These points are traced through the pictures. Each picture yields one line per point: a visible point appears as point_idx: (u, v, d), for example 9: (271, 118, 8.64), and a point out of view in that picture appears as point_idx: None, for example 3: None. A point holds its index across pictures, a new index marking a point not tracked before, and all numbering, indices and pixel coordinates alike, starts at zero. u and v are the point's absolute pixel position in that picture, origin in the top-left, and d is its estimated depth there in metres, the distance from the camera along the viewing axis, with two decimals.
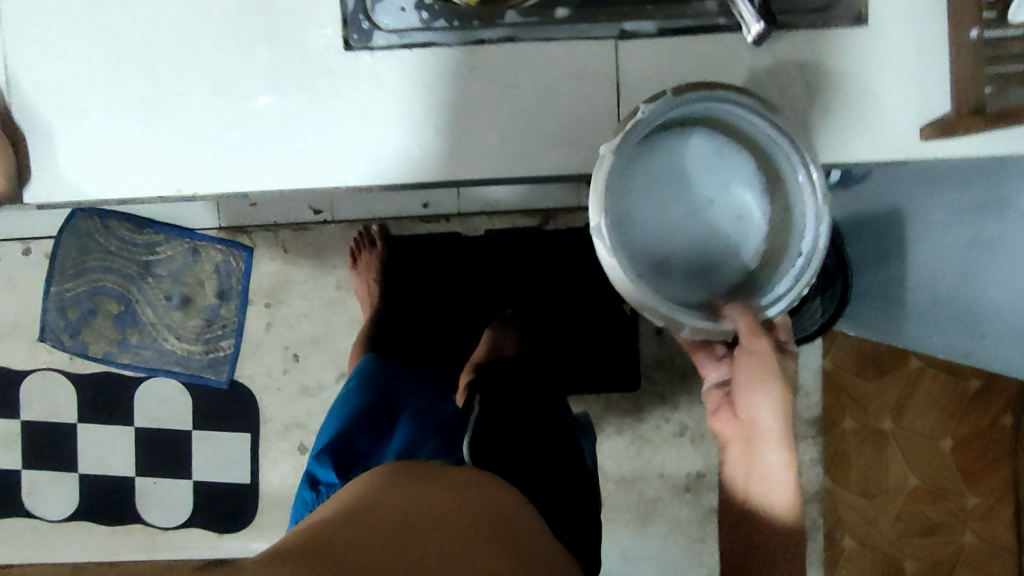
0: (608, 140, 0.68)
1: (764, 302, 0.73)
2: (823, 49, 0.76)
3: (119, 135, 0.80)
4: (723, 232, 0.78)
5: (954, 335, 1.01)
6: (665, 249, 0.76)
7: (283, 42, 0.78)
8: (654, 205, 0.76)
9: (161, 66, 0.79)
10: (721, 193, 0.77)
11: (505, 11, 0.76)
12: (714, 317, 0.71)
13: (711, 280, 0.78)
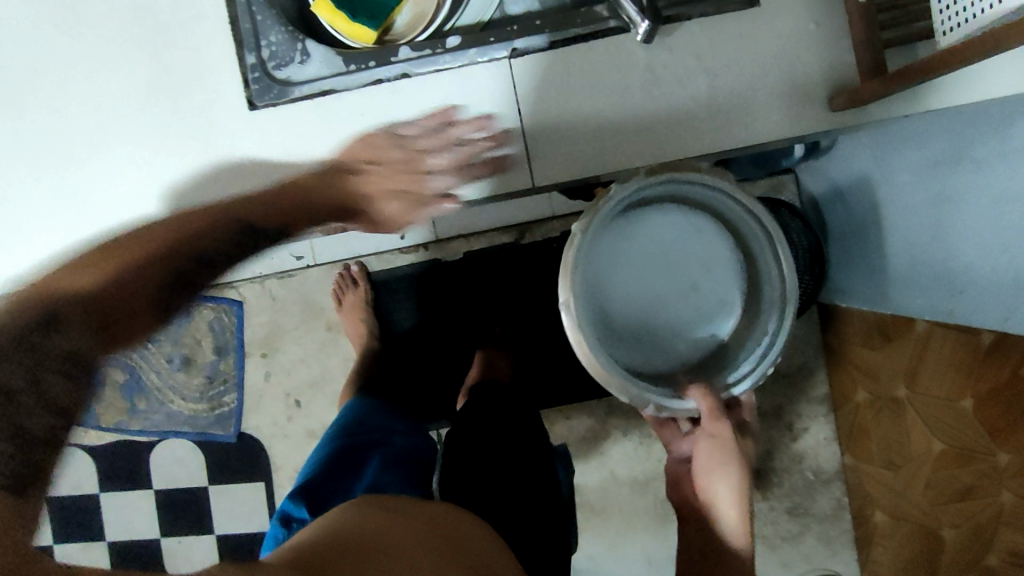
0: (579, 219, 0.70)
1: (728, 381, 0.75)
2: (719, 33, 0.75)
3: (59, 217, 0.82)
4: (707, 311, 0.78)
5: (934, 295, 0.96)
6: (644, 324, 0.78)
7: (190, 107, 0.80)
8: (639, 285, 0.77)
9: (83, 147, 0.81)
10: (708, 272, 0.78)
11: (398, 48, 0.77)
12: (677, 397, 0.73)
13: (690, 353, 0.78)
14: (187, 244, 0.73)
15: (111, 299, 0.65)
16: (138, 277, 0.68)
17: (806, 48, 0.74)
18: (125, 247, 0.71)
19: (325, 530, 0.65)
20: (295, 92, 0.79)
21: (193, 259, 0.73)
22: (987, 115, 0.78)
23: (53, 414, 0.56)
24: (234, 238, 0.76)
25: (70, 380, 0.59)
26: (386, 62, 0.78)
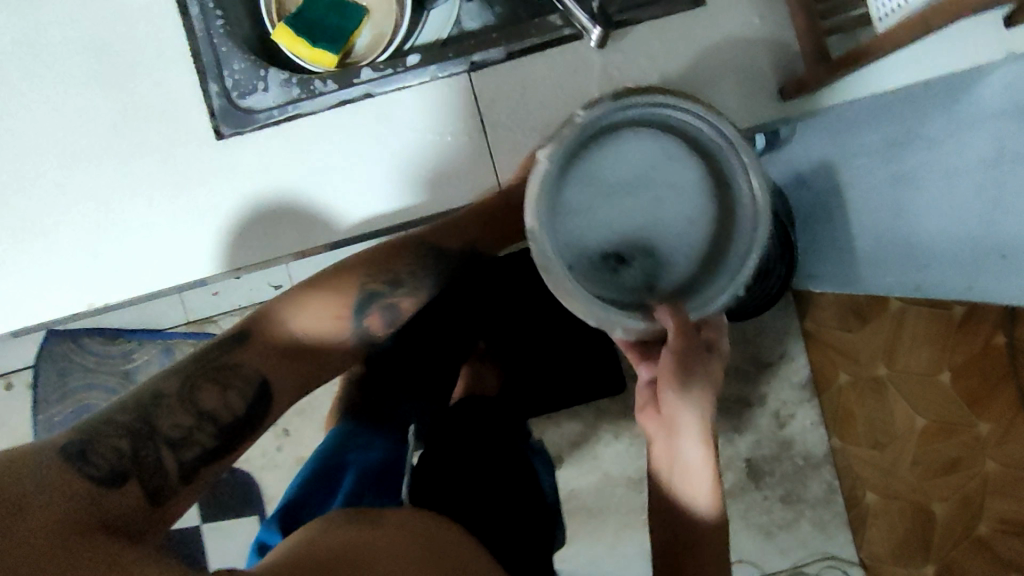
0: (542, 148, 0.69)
1: (702, 302, 0.71)
2: (670, 35, 0.79)
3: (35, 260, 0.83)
4: (681, 234, 0.72)
5: (900, 271, 0.98)
6: (619, 249, 0.72)
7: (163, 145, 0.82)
8: (615, 208, 0.72)
9: (59, 190, 0.82)
10: (684, 202, 0.72)
11: (359, 69, 0.81)
12: (644, 318, 0.70)
13: (666, 277, 0.73)
14: (372, 284, 0.77)
15: (318, 350, 0.75)
16: (352, 321, 0.77)
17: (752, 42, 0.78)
18: (345, 277, 0.77)
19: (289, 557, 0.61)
20: (260, 118, 0.81)
21: (370, 292, 0.77)
22: (940, 93, 0.82)
23: (194, 417, 0.65)
24: (387, 274, 0.78)
25: (205, 421, 0.66)
26: (349, 84, 0.81)
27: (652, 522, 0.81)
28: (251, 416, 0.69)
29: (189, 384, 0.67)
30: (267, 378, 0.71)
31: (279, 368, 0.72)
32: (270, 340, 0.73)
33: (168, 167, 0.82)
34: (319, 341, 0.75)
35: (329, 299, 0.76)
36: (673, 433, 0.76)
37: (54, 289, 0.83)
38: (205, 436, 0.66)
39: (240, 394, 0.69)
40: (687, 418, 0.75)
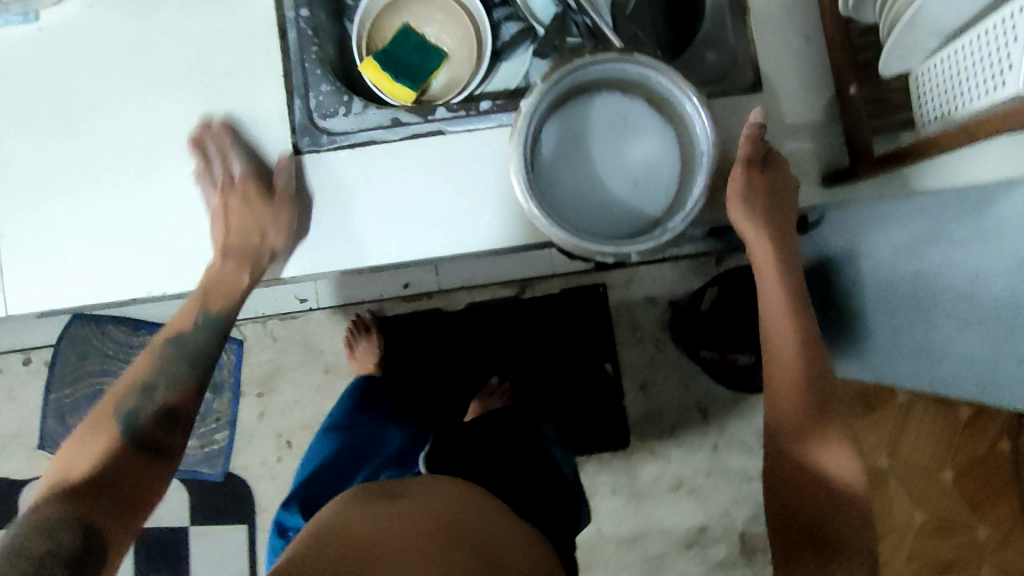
0: (509, 140, 0.61)
1: (689, 204, 0.63)
2: None
3: (9, 235, 0.69)
4: (647, 166, 0.66)
5: (914, 363, 1.02)
6: (616, 209, 0.65)
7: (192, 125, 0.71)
8: (586, 167, 0.65)
9: (52, 153, 0.69)
10: (637, 138, 0.66)
11: (434, 107, 0.71)
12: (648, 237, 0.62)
13: (646, 208, 0.66)
14: (127, 406, 0.66)
15: (115, 479, 0.61)
16: (162, 434, 0.67)
17: (822, 130, 0.71)
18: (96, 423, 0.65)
19: (324, 534, 0.63)
20: (337, 140, 0.70)
21: (144, 395, 0.68)
22: (973, 199, 0.84)
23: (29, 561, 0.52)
24: (177, 364, 0.71)
25: (46, 557, 0.53)
26: (423, 118, 0.70)
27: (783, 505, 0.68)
28: (87, 539, 0.55)
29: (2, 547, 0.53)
30: (88, 517, 0.57)
31: (95, 505, 0.58)
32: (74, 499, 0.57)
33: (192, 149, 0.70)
34: (122, 457, 0.63)
35: (85, 456, 0.62)
36: (790, 402, 0.70)
37: (49, 270, 0.70)
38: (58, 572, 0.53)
39: (74, 533, 0.55)
40: (810, 393, 0.70)
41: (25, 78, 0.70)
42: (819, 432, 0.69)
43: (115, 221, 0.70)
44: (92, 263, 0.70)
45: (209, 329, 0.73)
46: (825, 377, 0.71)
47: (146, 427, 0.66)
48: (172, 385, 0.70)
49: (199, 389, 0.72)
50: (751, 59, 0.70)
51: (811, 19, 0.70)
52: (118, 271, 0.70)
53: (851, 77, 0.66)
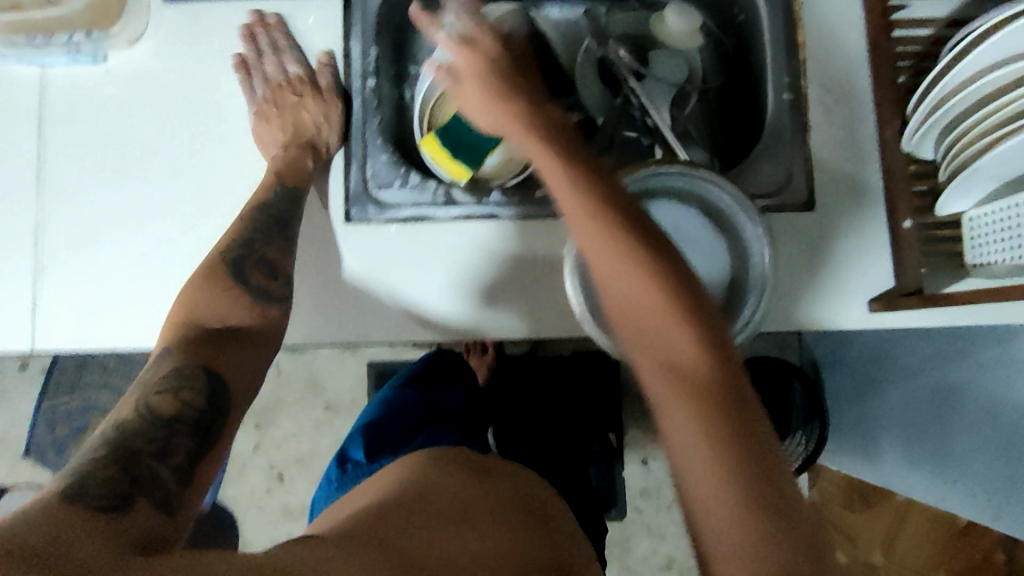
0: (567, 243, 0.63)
1: (738, 325, 0.62)
2: None
3: (51, 271, 0.69)
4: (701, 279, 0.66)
5: (923, 479, 0.98)
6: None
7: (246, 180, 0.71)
8: None
9: (106, 198, 0.70)
10: (695, 250, 0.66)
11: (489, 190, 0.72)
12: None
13: None
14: (234, 255, 0.63)
15: (223, 355, 0.56)
16: (266, 308, 0.62)
17: (871, 255, 0.70)
18: (210, 276, 0.61)
19: (382, 503, 0.55)
20: (390, 212, 0.70)
21: (247, 245, 0.64)
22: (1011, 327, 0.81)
23: (160, 425, 0.48)
24: (264, 226, 0.65)
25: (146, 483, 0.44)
26: (476, 200, 0.71)
27: (696, 413, 0.44)
28: (212, 398, 0.52)
29: (136, 403, 0.49)
30: (210, 369, 0.54)
31: (215, 360, 0.55)
32: (201, 353, 0.55)
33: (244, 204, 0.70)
34: (243, 333, 0.59)
35: (208, 306, 0.59)
36: (689, 343, 0.45)
37: (83, 310, 0.69)
38: (183, 434, 0.48)
39: (194, 389, 0.51)
40: (701, 321, 0.46)
41: (91, 118, 0.71)
42: (717, 356, 0.45)
43: (159, 267, 0.69)
44: (128, 307, 0.69)
45: (288, 199, 0.67)
46: (698, 295, 0.47)
47: (241, 338, 0.59)
48: (268, 241, 0.64)
49: (291, 245, 0.66)
50: (806, 178, 0.71)
51: (867, 147, 0.71)
52: (154, 317, 0.69)
53: (905, 211, 0.67)
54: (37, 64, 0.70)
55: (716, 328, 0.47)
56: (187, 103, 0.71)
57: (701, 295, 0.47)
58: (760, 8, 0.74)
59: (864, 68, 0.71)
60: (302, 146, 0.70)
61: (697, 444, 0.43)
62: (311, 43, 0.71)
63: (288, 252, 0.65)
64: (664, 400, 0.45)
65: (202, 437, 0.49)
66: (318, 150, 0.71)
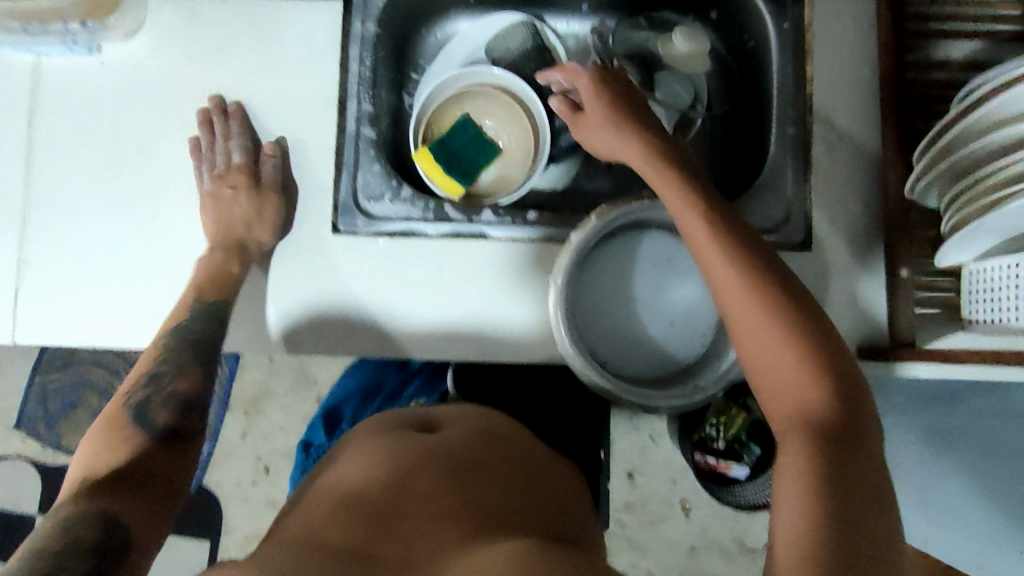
0: (554, 272, 0.62)
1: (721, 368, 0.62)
2: None
3: (42, 258, 0.68)
4: (688, 313, 0.65)
5: (913, 517, 0.94)
6: (655, 349, 0.65)
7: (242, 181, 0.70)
8: (627, 304, 0.65)
9: (96, 189, 0.69)
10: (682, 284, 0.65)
11: (480, 209, 0.70)
12: (679, 394, 0.61)
13: (679, 356, 0.65)
14: (136, 398, 0.62)
15: (131, 473, 0.57)
16: (178, 449, 0.61)
17: (866, 300, 0.69)
18: (109, 419, 0.61)
19: (334, 496, 0.56)
20: (379, 226, 0.69)
21: (153, 381, 0.63)
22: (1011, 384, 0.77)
23: (46, 559, 0.48)
24: (183, 355, 0.64)
25: None
26: (466, 218, 0.69)
27: (805, 445, 0.43)
28: (112, 532, 0.51)
29: (26, 548, 0.49)
30: (111, 514, 0.53)
31: (115, 501, 0.54)
32: (109, 494, 0.54)
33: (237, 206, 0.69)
34: (151, 465, 0.59)
35: (106, 451, 0.58)
36: (793, 369, 0.45)
37: (71, 302, 0.68)
38: (75, 564, 0.48)
39: (93, 526, 0.51)
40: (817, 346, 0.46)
41: (82, 110, 0.70)
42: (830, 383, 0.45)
43: (141, 267, 0.69)
44: (107, 306, 0.68)
45: (207, 321, 0.65)
46: (820, 324, 0.47)
47: (158, 433, 0.61)
48: (177, 374, 0.64)
49: (208, 375, 0.65)
50: (804, 217, 0.69)
51: (869, 189, 0.70)
52: (132, 317, 0.68)
53: (903, 260, 0.65)
54: (31, 51, 0.70)
55: (817, 318, 0.47)
56: (185, 99, 0.70)
57: (824, 327, 0.47)
58: (770, 38, 0.72)
59: (869, 107, 0.70)
60: (267, 258, 0.68)
61: (792, 468, 0.42)
62: (310, 47, 0.71)
63: (202, 381, 0.65)
64: (793, 430, 0.44)
65: (105, 557, 0.50)
66: (247, 251, 0.68)
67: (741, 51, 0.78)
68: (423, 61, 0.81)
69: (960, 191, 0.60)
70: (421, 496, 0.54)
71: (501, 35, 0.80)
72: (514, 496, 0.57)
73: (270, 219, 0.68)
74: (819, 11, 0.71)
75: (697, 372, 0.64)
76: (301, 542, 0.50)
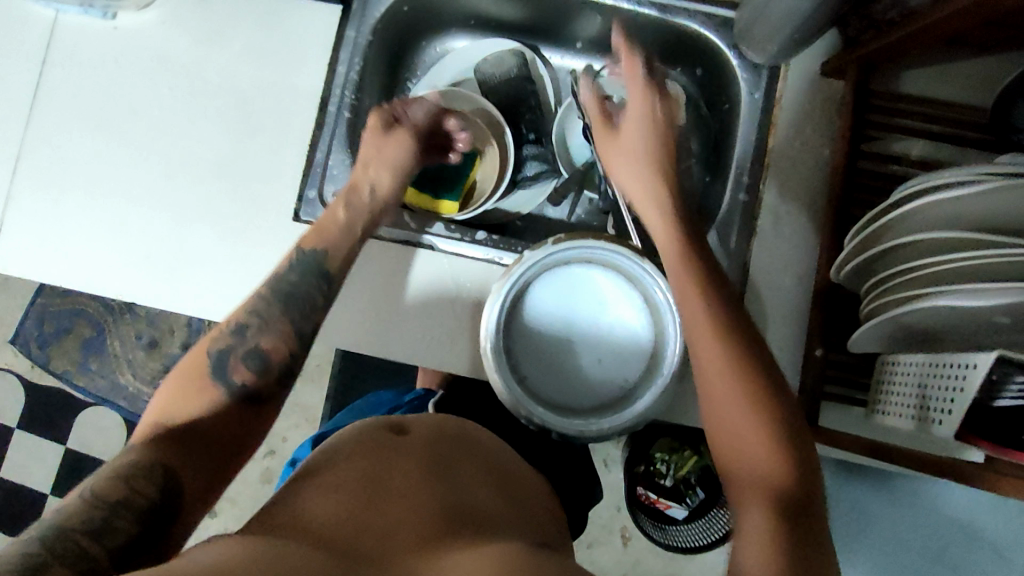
0: (493, 288, 0.65)
1: (627, 410, 0.65)
2: None
3: (39, 193, 0.74)
4: (615, 354, 0.68)
5: None
6: (577, 381, 0.68)
7: (229, 156, 0.74)
8: (558, 333, 0.69)
9: (98, 140, 0.75)
10: (612, 322, 0.68)
11: (433, 221, 0.74)
12: (583, 425, 0.64)
13: (596, 391, 0.67)
14: (220, 347, 0.58)
15: (207, 429, 0.54)
16: (252, 411, 0.57)
17: (786, 373, 0.70)
18: (191, 366, 0.57)
19: (304, 489, 0.51)
20: None
21: (239, 334, 0.60)
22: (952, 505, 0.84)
23: (99, 509, 0.44)
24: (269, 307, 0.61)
25: (111, 518, 0.44)
26: (420, 228, 0.73)
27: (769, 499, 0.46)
28: (169, 492, 0.48)
29: (79, 491, 0.46)
30: (172, 469, 0.49)
31: (183, 459, 0.50)
32: (162, 445, 0.50)
33: (221, 176, 0.74)
34: (227, 426, 0.55)
35: (184, 400, 0.55)
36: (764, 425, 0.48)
37: (57, 238, 0.73)
38: (127, 520, 0.45)
39: (153, 479, 0.48)
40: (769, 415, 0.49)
41: (90, 69, 0.75)
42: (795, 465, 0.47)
43: (114, 220, 0.74)
44: (78, 252, 0.73)
45: (301, 271, 0.63)
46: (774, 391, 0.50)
47: (230, 389, 0.57)
48: (264, 328, 0.60)
49: (295, 338, 0.61)
50: (740, 282, 0.72)
51: (808, 265, 0.72)
52: (99, 265, 0.73)
53: (822, 340, 0.67)
54: (53, 8, 0.75)
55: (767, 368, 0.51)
56: (188, 72, 0.75)
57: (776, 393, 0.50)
58: (742, 105, 0.75)
59: (824, 186, 0.72)
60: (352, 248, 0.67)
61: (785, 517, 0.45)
62: (305, 42, 0.75)
63: (290, 343, 0.61)
64: (727, 455, 0.49)
65: (158, 511, 0.46)
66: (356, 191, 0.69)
67: (718, 111, 0.81)
68: (419, 71, 0.86)
69: (877, 285, 0.63)
70: (394, 493, 0.51)
71: (492, 61, 0.82)
72: (495, 497, 0.56)
73: (247, 198, 0.74)
74: (791, 86, 0.74)
75: (605, 414, 0.66)
76: (279, 527, 0.46)
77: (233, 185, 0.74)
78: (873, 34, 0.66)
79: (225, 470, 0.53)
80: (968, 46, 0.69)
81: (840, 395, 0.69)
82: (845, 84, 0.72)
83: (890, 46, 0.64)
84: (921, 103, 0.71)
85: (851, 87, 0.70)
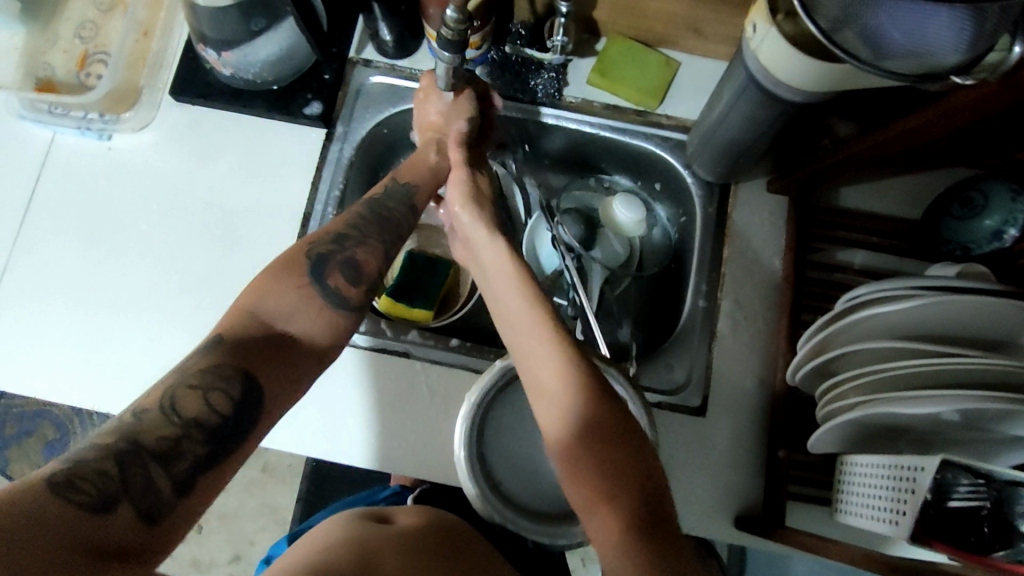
0: (470, 392, 0.67)
1: None
2: None
3: (23, 303, 0.76)
4: None
5: None
6: (547, 484, 0.69)
7: (215, 266, 0.77)
8: (531, 437, 0.70)
9: (85, 251, 0.77)
10: None
11: (409, 329, 0.77)
12: (555, 534, 0.65)
13: (567, 496, 0.68)
14: (317, 250, 0.62)
15: (286, 344, 0.57)
16: (338, 315, 0.61)
17: (749, 472, 0.73)
18: (289, 263, 0.61)
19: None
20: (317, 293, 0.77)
21: (337, 242, 0.64)
22: None
23: (175, 426, 0.47)
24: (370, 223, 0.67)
25: (190, 429, 0.48)
26: (395, 336, 0.76)
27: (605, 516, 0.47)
28: (243, 410, 0.51)
29: (162, 397, 0.49)
30: (254, 377, 0.53)
31: (264, 371, 0.54)
32: (245, 353, 0.54)
33: (203, 284, 0.77)
34: (302, 342, 0.58)
35: (276, 296, 0.59)
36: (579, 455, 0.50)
37: (34, 344, 0.75)
38: (196, 442, 0.48)
39: (229, 394, 0.51)
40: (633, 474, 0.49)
41: (81, 184, 0.79)
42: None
43: (93, 332, 0.75)
44: (55, 362, 0.74)
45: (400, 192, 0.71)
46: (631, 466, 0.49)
47: (325, 301, 0.60)
48: (360, 243, 0.65)
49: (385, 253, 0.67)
50: (701, 385, 0.76)
51: (766, 368, 0.76)
52: (75, 375, 0.74)
53: (782, 441, 0.70)
54: (51, 129, 0.80)
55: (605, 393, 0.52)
56: (178, 187, 0.79)
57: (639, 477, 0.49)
58: (698, 219, 0.82)
59: (775, 293, 0.78)
60: None
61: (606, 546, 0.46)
62: (290, 163, 0.80)
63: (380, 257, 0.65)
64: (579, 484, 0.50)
65: (229, 433, 0.50)
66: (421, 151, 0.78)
67: (676, 223, 0.87)
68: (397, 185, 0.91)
69: (830, 390, 0.66)
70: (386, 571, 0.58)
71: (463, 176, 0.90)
72: None
73: (228, 308, 0.76)
74: (742, 203, 0.81)
75: (576, 519, 0.67)
76: None
77: (216, 295, 0.77)
78: (810, 157, 0.73)
79: (302, 389, 0.57)
80: (896, 169, 0.76)
81: (802, 498, 0.71)
82: (790, 201, 0.78)
83: (824, 169, 0.71)
84: (859, 218, 0.78)
85: (794, 203, 0.77)
